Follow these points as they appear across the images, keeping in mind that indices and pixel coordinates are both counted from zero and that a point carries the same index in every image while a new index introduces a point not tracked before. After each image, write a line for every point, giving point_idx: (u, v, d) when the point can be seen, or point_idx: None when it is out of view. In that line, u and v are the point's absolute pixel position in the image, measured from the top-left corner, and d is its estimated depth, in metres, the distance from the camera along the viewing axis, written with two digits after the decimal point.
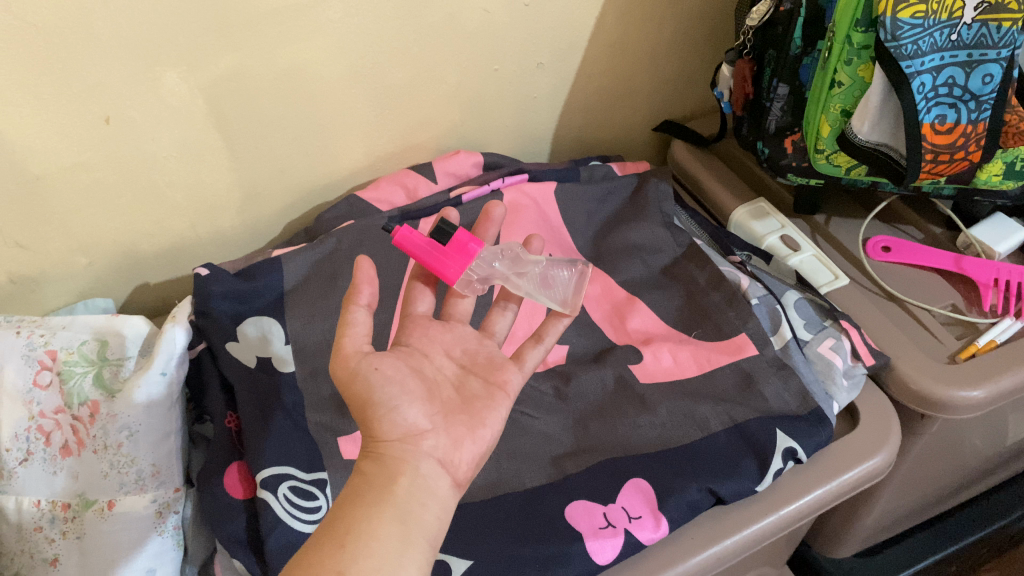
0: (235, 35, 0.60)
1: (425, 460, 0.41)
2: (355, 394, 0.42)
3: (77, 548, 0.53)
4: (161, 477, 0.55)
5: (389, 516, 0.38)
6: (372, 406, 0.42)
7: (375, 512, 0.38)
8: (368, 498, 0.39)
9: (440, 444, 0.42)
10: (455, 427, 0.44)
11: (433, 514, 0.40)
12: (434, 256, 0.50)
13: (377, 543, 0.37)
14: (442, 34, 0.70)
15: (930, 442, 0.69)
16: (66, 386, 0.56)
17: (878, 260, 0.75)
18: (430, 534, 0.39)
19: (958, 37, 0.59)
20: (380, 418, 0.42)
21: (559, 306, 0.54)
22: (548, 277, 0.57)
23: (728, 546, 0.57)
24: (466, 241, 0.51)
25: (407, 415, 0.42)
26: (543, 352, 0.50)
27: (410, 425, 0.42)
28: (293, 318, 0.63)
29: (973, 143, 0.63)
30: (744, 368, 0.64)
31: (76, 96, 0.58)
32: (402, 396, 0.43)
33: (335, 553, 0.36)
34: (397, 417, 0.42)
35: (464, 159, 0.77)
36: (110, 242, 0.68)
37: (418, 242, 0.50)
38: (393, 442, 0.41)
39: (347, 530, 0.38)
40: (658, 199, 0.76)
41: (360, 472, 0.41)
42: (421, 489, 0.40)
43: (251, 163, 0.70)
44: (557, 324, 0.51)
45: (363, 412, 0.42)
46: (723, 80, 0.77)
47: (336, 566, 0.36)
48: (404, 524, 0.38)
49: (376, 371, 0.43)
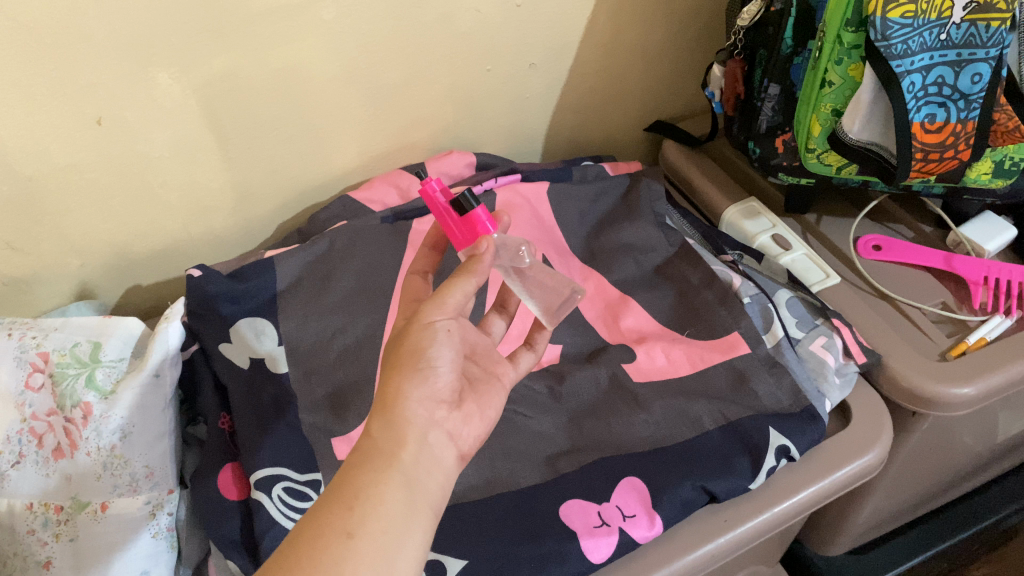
0: (228, 36, 0.60)
1: (436, 430, 0.41)
2: (405, 342, 0.42)
3: (71, 550, 0.53)
4: (155, 478, 0.55)
5: (397, 483, 0.38)
6: (414, 357, 0.41)
7: (383, 476, 0.38)
8: (375, 463, 0.38)
9: (452, 416, 0.42)
10: (466, 403, 0.43)
11: (437, 486, 0.39)
12: (446, 223, 0.50)
13: (386, 508, 0.37)
14: (435, 35, 0.70)
15: (921, 439, 0.70)
16: (58, 388, 0.56)
17: (870, 259, 0.75)
18: (433, 504, 0.39)
19: (947, 36, 0.59)
20: (415, 371, 0.41)
21: (540, 314, 0.53)
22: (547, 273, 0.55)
23: (721, 543, 0.57)
24: (483, 220, 0.49)
25: (439, 378, 0.42)
26: (535, 360, 0.52)
27: (436, 389, 0.41)
28: (287, 319, 0.63)
29: (962, 142, 0.63)
30: (737, 366, 0.64)
31: (69, 97, 0.58)
32: (440, 359, 0.42)
33: (342, 517, 0.36)
34: (428, 376, 0.41)
35: (457, 159, 0.77)
36: (103, 243, 0.68)
37: (437, 204, 0.50)
38: (414, 400, 0.40)
39: (355, 494, 0.37)
40: (650, 199, 0.76)
41: (372, 431, 0.39)
42: (426, 459, 0.40)
43: (244, 163, 0.69)
44: (541, 333, 0.53)
45: (404, 360, 0.41)
46: (714, 80, 0.77)
47: (345, 529, 0.35)
48: (411, 494, 0.38)
49: (432, 329, 0.42)
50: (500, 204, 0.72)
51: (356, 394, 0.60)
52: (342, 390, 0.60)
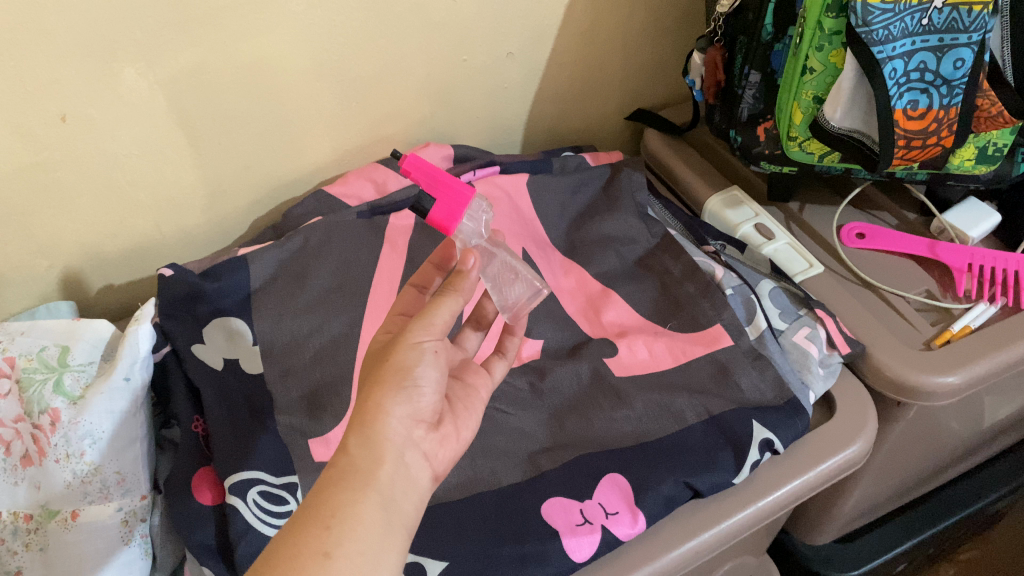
0: (194, 29, 0.59)
1: (413, 449, 0.40)
2: (392, 360, 0.40)
3: (41, 559, 0.52)
4: (127, 485, 0.53)
5: (373, 502, 0.37)
6: (399, 375, 0.40)
7: (359, 495, 0.37)
8: (352, 480, 0.37)
9: (430, 437, 0.41)
10: (445, 425, 0.42)
11: (412, 506, 0.38)
12: (435, 190, 0.48)
13: (362, 529, 0.36)
14: (408, 25, 0.68)
15: (907, 428, 0.69)
16: (25, 394, 0.54)
17: (853, 247, 0.74)
18: (408, 523, 0.38)
19: (928, 21, 0.59)
20: (399, 388, 0.40)
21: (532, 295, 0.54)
22: (506, 273, 0.54)
23: (705, 540, 0.56)
24: (440, 220, 0.48)
25: (424, 398, 0.40)
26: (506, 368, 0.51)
27: (418, 408, 0.40)
28: (260, 319, 0.62)
29: (945, 129, 0.62)
30: (720, 359, 0.63)
31: (31, 95, 0.56)
32: (426, 378, 0.41)
33: (320, 535, 0.35)
34: (411, 395, 0.40)
35: (434, 151, 0.75)
36: (71, 244, 0.66)
37: (425, 171, 0.48)
38: (394, 418, 0.39)
39: (332, 511, 0.36)
40: (632, 188, 0.75)
41: (349, 447, 0.38)
42: (403, 478, 0.38)
43: (215, 159, 0.68)
44: (513, 341, 0.52)
45: (387, 375, 0.40)
46: (694, 68, 0.76)
47: (321, 548, 0.34)
48: (387, 514, 0.37)
49: (419, 349, 0.41)
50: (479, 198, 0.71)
51: (332, 394, 0.58)
52: (320, 390, 0.59)
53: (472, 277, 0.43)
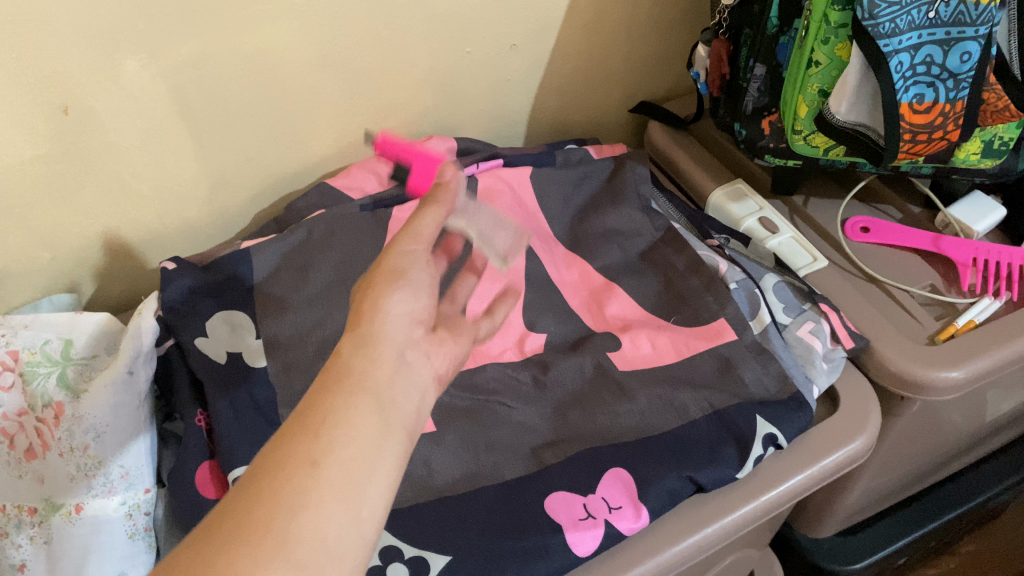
0: (196, 20, 0.59)
1: (414, 349, 0.38)
2: (381, 263, 0.40)
3: (45, 553, 0.52)
4: (131, 479, 0.53)
5: (368, 405, 0.34)
6: (390, 273, 0.40)
7: (354, 396, 0.34)
8: (349, 381, 0.35)
9: (430, 339, 0.40)
10: (441, 332, 0.42)
11: (412, 409, 0.36)
12: None
13: (358, 432, 0.33)
14: (411, 17, 0.68)
15: (910, 422, 0.69)
16: (29, 388, 0.55)
17: (857, 240, 0.74)
18: (408, 425, 0.35)
19: (935, 14, 0.58)
20: (393, 286, 0.39)
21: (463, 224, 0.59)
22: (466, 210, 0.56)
23: (708, 534, 0.56)
24: None
25: (419, 299, 0.40)
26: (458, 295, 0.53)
27: (416, 311, 0.40)
28: (264, 312, 0.62)
29: (951, 123, 0.62)
30: (723, 353, 0.63)
31: (33, 86, 0.56)
32: (419, 281, 0.40)
33: (306, 442, 0.32)
34: (407, 293, 0.39)
35: (437, 144, 0.75)
36: (74, 236, 0.66)
37: None
38: (393, 315, 0.38)
39: (322, 417, 0.33)
40: (636, 181, 0.75)
41: (342, 351, 0.36)
42: (404, 378, 0.37)
43: (217, 151, 0.68)
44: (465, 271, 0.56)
45: (378, 276, 0.40)
46: (700, 61, 0.75)
47: (309, 456, 0.31)
48: (383, 415, 0.34)
49: (408, 256, 0.41)
50: (482, 190, 0.70)
51: None
52: None
53: (452, 194, 0.45)
